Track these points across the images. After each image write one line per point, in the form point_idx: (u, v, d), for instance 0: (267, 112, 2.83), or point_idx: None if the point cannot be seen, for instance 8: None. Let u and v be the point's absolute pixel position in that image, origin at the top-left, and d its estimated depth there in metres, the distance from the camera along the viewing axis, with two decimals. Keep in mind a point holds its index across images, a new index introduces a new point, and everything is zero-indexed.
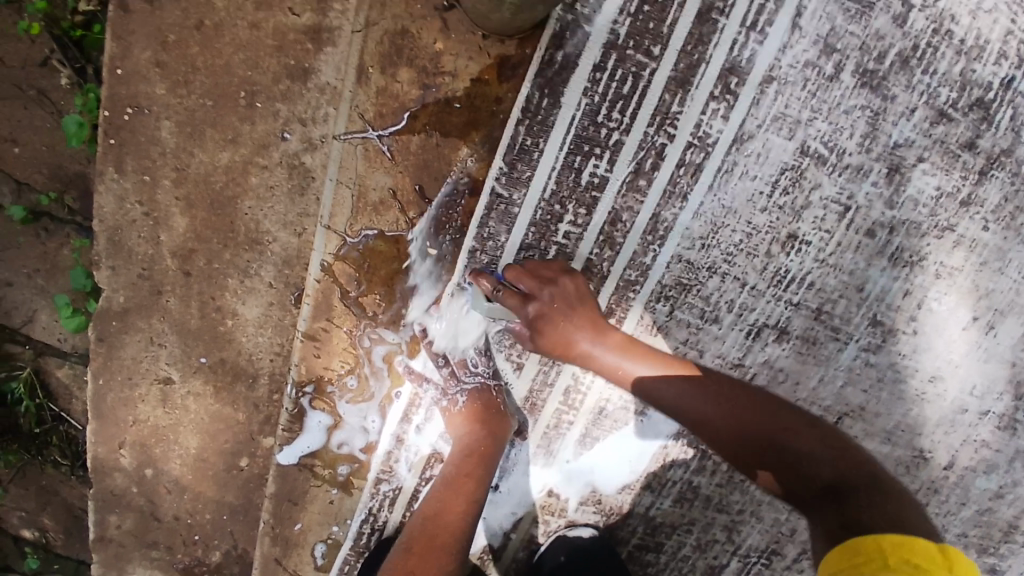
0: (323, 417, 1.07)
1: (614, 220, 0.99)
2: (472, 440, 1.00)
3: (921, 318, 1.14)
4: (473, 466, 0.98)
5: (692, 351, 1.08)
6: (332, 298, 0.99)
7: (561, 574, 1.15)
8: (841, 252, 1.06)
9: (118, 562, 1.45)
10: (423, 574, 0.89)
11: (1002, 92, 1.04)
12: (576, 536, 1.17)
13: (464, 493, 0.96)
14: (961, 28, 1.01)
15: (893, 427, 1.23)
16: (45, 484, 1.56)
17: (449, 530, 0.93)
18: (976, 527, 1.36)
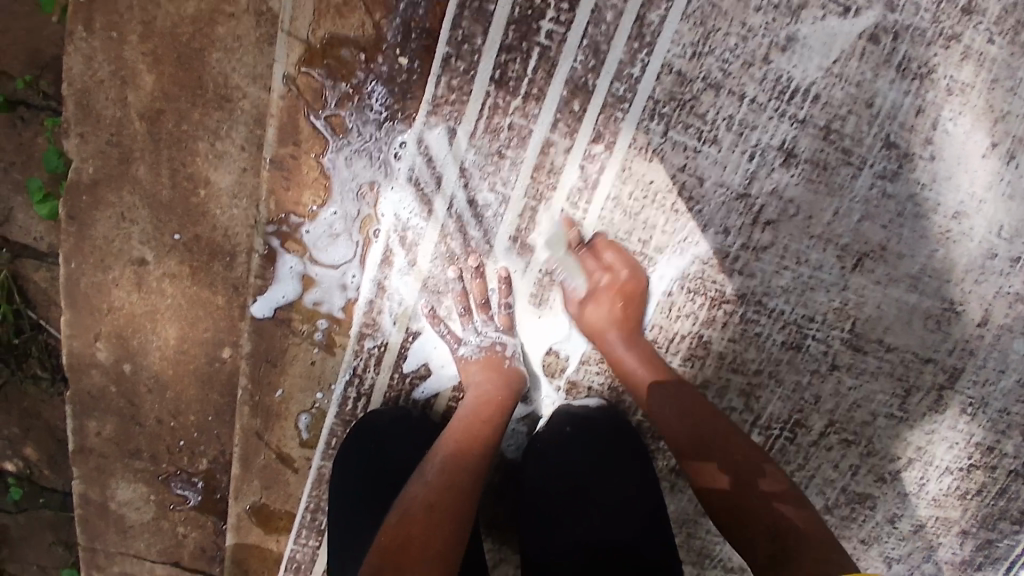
0: (296, 264, 1.01)
1: (597, 21, 0.91)
2: (487, 390, 0.98)
3: (936, 142, 1.05)
4: (489, 413, 0.96)
5: (691, 179, 0.99)
6: (297, 120, 0.94)
7: (565, 444, 1.06)
8: (845, 59, 0.98)
9: (100, 477, 1.38)
10: (448, 495, 0.85)
11: None
12: (581, 406, 1.11)
13: (483, 430, 0.94)
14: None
15: (920, 270, 1.14)
16: (27, 406, 1.45)
17: (471, 467, 0.90)
18: (1017, 402, 1.27)
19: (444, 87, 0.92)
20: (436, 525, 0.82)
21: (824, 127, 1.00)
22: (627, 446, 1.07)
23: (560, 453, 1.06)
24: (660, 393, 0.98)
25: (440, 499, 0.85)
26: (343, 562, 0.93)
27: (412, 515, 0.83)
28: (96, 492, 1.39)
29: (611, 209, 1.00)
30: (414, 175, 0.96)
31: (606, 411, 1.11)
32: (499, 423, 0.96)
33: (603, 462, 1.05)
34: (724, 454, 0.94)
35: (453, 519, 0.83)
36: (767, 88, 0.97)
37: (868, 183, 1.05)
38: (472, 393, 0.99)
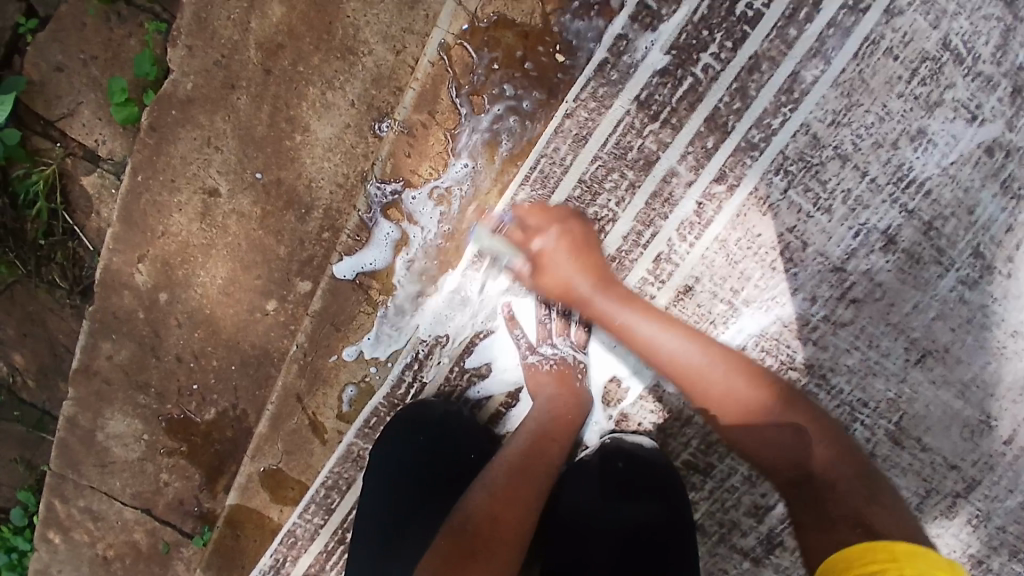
0: (392, 230, 0.99)
1: (753, 68, 0.94)
2: (560, 405, 0.94)
3: (1018, 260, 1.09)
4: (556, 431, 0.93)
5: (796, 241, 1.01)
6: (439, 89, 0.93)
7: (612, 478, 1.04)
8: (961, 163, 1.03)
9: (96, 402, 1.31)
10: (508, 516, 0.82)
11: None
12: (631, 442, 1.08)
13: (548, 451, 0.90)
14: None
15: (969, 379, 1.17)
16: (32, 310, 1.37)
17: (532, 489, 0.86)
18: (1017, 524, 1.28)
19: (592, 90, 0.92)
20: (492, 547, 0.79)
21: (927, 222, 1.04)
22: (672, 493, 1.03)
23: (607, 487, 1.04)
24: (735, 373, 0.87)
25: (500, 521, 0.82)
26: (385, 554, 0.91)
27: (471, 528, 0.80)
28: (86, 417, 1.32)
29: (714, 250, 1.01)
30: (534, 172, 0.95)
31: (656, 452, 1.07)
32: (566, 441, 0.92)
33: (645, 497, 1.03)
34: (772, 454, 0.86)
35: (508, 544, 0.80)
36: (888, 172, 1.00)
37: (950, 285, 1.09)
38: (543, 400, 0.96)
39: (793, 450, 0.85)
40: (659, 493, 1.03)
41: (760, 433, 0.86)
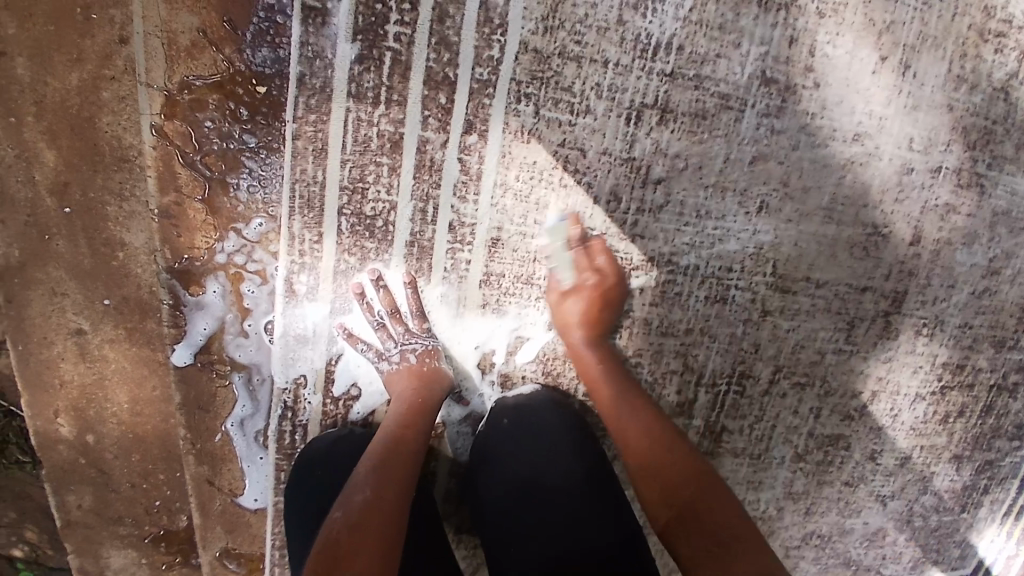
0: (218, 289, 1.02)
1: (442, 18, 0.93)
2: (411, 397, 0.99)
3: (818, 68, 1.04)
4: (412, 418, 0.96)
5: (573, 152, 1.02)
6: (173, 165, 0.94)
7: (503, 433, 1.05)
8: (701, 4, 0.99)
9: (91, 546, 1.38)
10: (380, 507, 0.82)
11: None
12: (514, 396, 1.10)
13: (407, 439, 0.93)
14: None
15: (830, 203, 1.12)
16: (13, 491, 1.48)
17: (398, 476, 0.88)
18: (979, 316, 1.27)
19: (304, 108, 0.93)
20: (369, 537, 0.78)
21: (693, 77, 1.01)
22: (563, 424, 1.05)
23: (503, 446, 1.03)
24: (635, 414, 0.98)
25: (373, 515, 0.81)
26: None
27: (344, 533, 0.79)
28: (90, 563, 1.39)
29: (501, 196, 1.02)
30: (296, 203, 0.97)
31: (540, 395, 1.10)
32: (424, 427, 0.97)
33: (544, 447, 1.00)
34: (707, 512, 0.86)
35: (386, 530, 0.81)
36: (628, 48, 0.98)
37: (754, 124, 1.05)
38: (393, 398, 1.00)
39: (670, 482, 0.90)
40: (552, 437, 1.02)
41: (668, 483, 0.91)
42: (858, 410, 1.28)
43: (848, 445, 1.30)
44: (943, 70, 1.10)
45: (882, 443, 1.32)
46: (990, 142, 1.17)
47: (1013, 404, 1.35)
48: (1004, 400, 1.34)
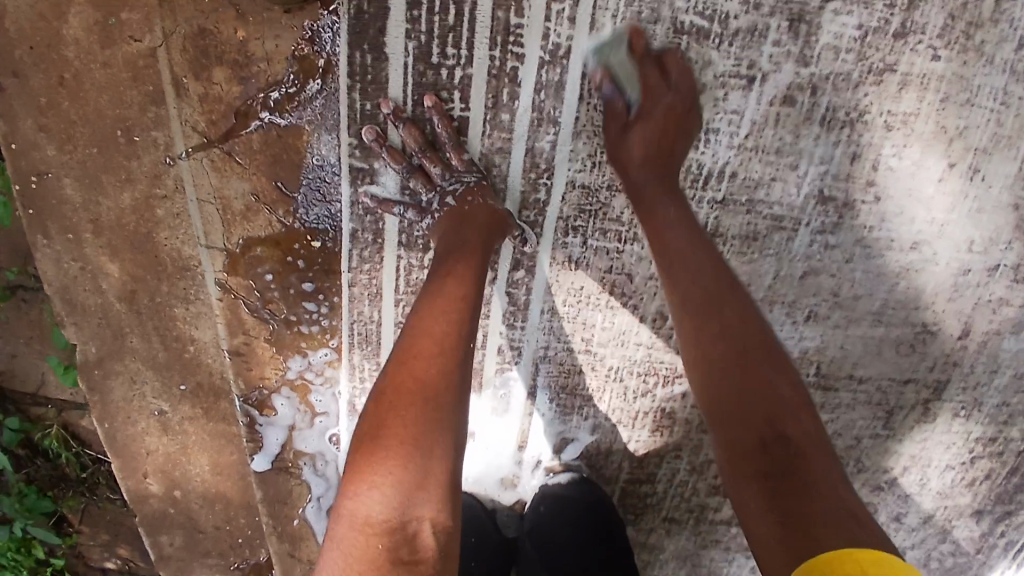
0: (288, 401, 1.10)
1: (488, 166, 0.91)
2: (462, 238, 0.85)
3: (880, 182, 0.99)
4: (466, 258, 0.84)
5: (620, 278, 1.01)
6: (239, 313, 1.00)
7: (544, 519, 1.13)
8: (758, 130, 0.92)
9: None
10: (415, 384, 0.74)
11: None
12: (556, 485, 1.16)
13: (451, 303, 0.80)
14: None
15: (881, 308, 1.10)
16: (110, 520, 1.56)
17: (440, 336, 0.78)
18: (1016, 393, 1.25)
19: (358, 259, 0.95)
20: (402, 407, 0.72)
21: (746, 202, 0.97)
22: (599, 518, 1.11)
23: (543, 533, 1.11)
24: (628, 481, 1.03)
25: (411, 384, 0.74)
26: None
27: (365, 446, 0.72)
28: None
29: (547, 320, 1.05)
30: (354, 339, 1.02)
31: (580, 484, 1.16)
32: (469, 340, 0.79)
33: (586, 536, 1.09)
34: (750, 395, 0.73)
35: (430, 382, 0.74)
36: (678, 180, 0.95)
37: (807, 241, 1.02)
38: (424, 303, 0.81)
39: None
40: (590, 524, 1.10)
41: None
42: (886, 481, 1.33)
43: (875, 509, 1.37)
44: (1014, 169, 1.02)
45: (908, 506, 1.37)
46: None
47: None
48: None
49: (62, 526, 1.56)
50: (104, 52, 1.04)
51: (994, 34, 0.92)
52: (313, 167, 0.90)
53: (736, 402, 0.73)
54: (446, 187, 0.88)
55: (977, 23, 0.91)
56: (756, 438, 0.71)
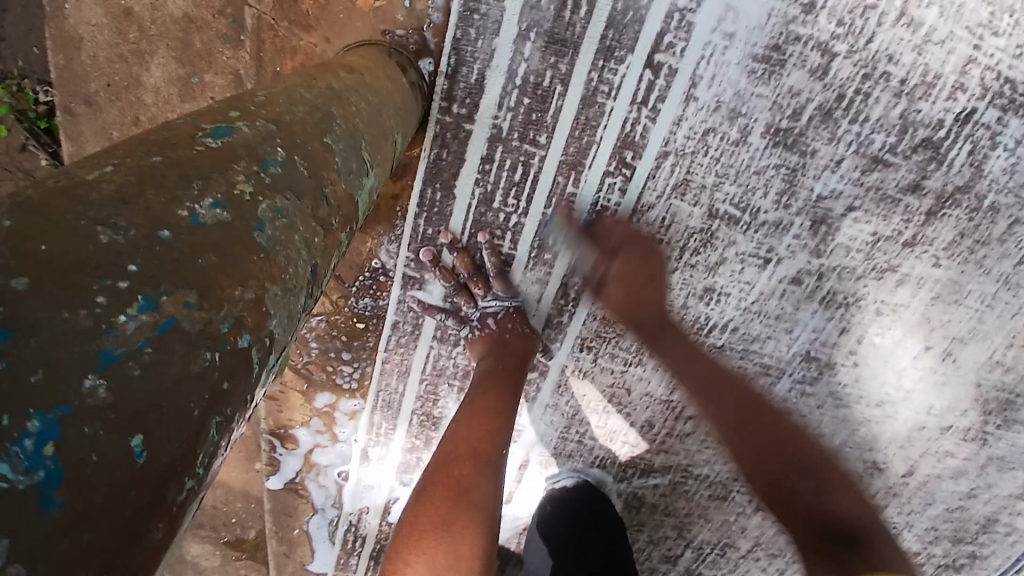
0: (308, 435, 1.21)
1: (522, 291, 1.02)
2: (497, 359, 0.96)
3: (861, 351, 1.12)
4: (503, 374, 0.94)
5: (619, 390, 1.15)
6: (280, 366, 1.13)
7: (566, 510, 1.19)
8: (764, 299, 1.04)
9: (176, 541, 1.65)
10: (461, 478, 0.80)
11: (958, 127, 0.91)
12: (560, 487, 1.25)
13: (496, 407, 0.87)
14: (903, 67, 0.86)
15: (841, 445, 1.25)
16: None
17: (488, 435, 0.84)
18: (946, 522, 1.39)
19: (395, 343, 1.08)
20: (448, 498, 0.78)
21: (742, 351, 1.09)
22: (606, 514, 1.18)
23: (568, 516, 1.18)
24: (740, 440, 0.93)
25: (458, 476, 0.80)
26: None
27: (414, 538, 0.76)
28: (173, 550, 1.66)
29: (549, 412, 1.18)
30: (378, 403, 1.15)
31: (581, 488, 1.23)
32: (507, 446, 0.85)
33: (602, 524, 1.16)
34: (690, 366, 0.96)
35: (472, 477, 0.80)
36: (686, 326, 1.07)
37: (787, 387, 1.15)
38: (469, 405, 0.87)
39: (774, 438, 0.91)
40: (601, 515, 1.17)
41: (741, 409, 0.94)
42: None
43: None
44: (985, 357, 1.15)
45: None
46: (1004, 408, 1.22)
47: None
48: None
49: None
50: (182, 103, 0.99)
51: (998, 251, 1.02)
52: (371, 267, 1.00)
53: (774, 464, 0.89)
54: (487, 308, 1.01)
55: (984, 242, 1.01)
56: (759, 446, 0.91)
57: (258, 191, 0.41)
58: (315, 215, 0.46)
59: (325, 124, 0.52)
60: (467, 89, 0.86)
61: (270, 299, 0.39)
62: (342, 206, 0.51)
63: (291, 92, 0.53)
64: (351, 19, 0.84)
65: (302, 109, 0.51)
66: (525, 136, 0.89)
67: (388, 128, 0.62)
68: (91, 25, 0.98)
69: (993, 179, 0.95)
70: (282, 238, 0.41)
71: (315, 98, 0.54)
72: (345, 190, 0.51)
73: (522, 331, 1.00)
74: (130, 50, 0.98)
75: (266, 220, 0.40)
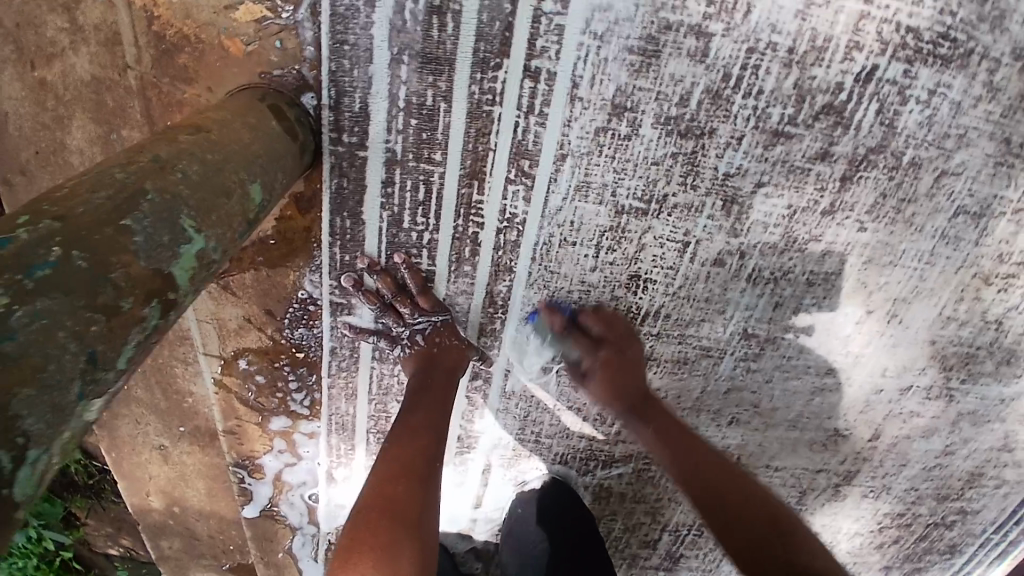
0: (273, 462, 1.24)
1: (451, 305, 1.04)
2: (425, 378, 0.99)
3: (800, 324, 1.13)
4: (436, 396, 0.97)
5: (567, 389, 1.17)
6: (232, 402, 1.15)
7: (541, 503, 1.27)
8: (691, 283, 1.05)
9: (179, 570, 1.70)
10: (396, 495, 0.79)
11: (859, 87, 0.90)
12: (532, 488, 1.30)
13: (428, 429, 0.90)
14: (788, 34, 0.86)
15: (796, 416, 1.26)
16: (115, 515, 1.69)
17: (422, 452, 0.86)
18: (926, 480, 1.38)
19: (338, 368, 1.10)
20: (384, 512, 0.77)
21: (678, 335, 1.10)
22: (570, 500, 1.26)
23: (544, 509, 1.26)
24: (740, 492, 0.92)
25: (393, 492, 0.80)
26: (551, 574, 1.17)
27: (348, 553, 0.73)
28: None
29: (503, 416, 1.21)
30: (332, 426, 1.18)
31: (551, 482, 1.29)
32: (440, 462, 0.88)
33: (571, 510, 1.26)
34: (709, 458, 0.96)
35: (408, 491, 0.80)
36: (620, 316, 1.07)
37: (732, 365, 1.16)
38: (401, 426, 0.90)
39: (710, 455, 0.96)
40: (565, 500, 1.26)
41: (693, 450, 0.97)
42: None
43: None
44: (934, 314, 1.14)
45: None
46: (960, 360, 1.21)
47: (952, 536, 1.48)
48: (943, 532, 1.47)
49: (70, 519, 1.67)
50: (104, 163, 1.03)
51: (929, 207, 1.02)
52: (299, 297, 1.02)
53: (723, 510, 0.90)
54: (416, 326, 1.02)
55: (910, 199, 1.01)
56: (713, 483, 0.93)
57: (14, 301, 0.36)
58: (92, 305, 0.41)
59: (122, 204, 0.48)
60: (352, 118, 0.86)
61: (17, 402, 0.35)
62: (140, 284, 0.46)
63: (103, 174, 0.51)
64: (227, 68, 0.83)
65: (105, 193, 0.48)
66: (420, 156, 0.89)
67: (232, 182, 0.61)
68: (11, 98, 1.01)
69: (909, 134, 0.95)
70: (42, 340, 0.37)
71: (128, 176, 0.51)
72: (145, 268, 0.46)
73: (453, 342, 1.03)
74: (51, 117, 1.01)
75: (17, 329, 0.36)
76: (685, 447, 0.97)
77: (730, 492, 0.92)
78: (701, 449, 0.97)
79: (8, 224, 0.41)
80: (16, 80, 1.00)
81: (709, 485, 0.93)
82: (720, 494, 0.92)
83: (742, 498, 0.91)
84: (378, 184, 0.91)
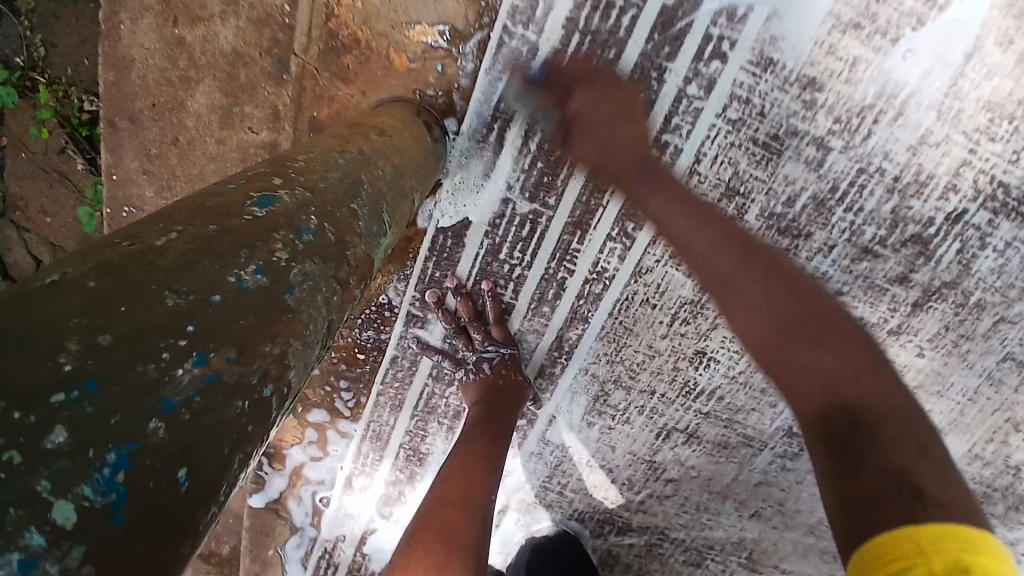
0: (297, 455, 1.24)
1: (519, 339, 1.07)
2: (483, 410, 1.03)
3: None
4: (493, 429, 1.00)
5: (604, 447, 1.18)
6: None
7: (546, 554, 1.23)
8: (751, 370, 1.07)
9: None
10: (451, 518, 0.84)
11: (947, 225, 0.95)
12: (541, 537, 1.27)
13: (483, 458, 0.94)
14: (898, 164, 0.92)
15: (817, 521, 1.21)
16: None
17: (476, 479, 0.90)
18: None
19: (391, 377, 1.11)
20: (439, 533, 0.82)
21: (726, 419, 1.12)
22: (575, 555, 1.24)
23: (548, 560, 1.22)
24: (837, 362, 0.70)
25: (449, 516, 0.84)
26: None
27: (407, 568, 0.79)
28: None
29: (534, 460, 1.21)
30: (368, 433, 1.18)
31: (561, 537, 1.26)
32: (493, 488, 0.91)
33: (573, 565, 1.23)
34: (812, 354, 0.72)
35: (461, 514, 0.85)
36: (675, 387, 1.10)
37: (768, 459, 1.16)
38: (458, 454, 0.94)
39: (865, 361, 0.70)
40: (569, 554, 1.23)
41: (808, 341, 0.73)
42: None
43: None
44: (964, 450, 1.12)
45: None
46: (982, 500, 1.17)
47: None
48: None
49: None
50: (221, 130, 1.04)
51: (981, 347, 1.03)
52: (379, 300, 1.06)
53: (841, 414, 0.66)
54: (484, 351, 1.04)
55: (968, 336, 1.03)
56: (860, 390, 0.67)
57: (292, 256, 0.45)
58: (336, 275, 0.50)
59: (350, 191, 0.58)
60: (484, 149, 0.94)
61: (290, 354, 0.42)
62: (360, 265, 0.55)
63: (328, 158, 0.61)
64: (386, 76, 0.95)
65: (336, 175, 0.59)
66: (536, 197, 0.96)
67: (409, 188, 0.71)
68: (142, 47, 1.01)
69: (980, 278, 0.98)
70: (307, 299, 0.45)
71: (347, 164, 0.62)
72: (363, 251, 0.56)
73: (517, 379, 1.06)
74: (179, 76, 1.02)
75: (296, 284, 0.44)
76: (769, 353, 0.75)
77: (844, 417, 0.66)
78: (831, 327, 0.73)
79: (272, 184, 0.51)
80: (153, 31, 1.00)
81: (783, 339, 0.74)
82: (783, 354, 0.74)
83: (882, 388, 0.67)
84: (493, 211, 0.97)
